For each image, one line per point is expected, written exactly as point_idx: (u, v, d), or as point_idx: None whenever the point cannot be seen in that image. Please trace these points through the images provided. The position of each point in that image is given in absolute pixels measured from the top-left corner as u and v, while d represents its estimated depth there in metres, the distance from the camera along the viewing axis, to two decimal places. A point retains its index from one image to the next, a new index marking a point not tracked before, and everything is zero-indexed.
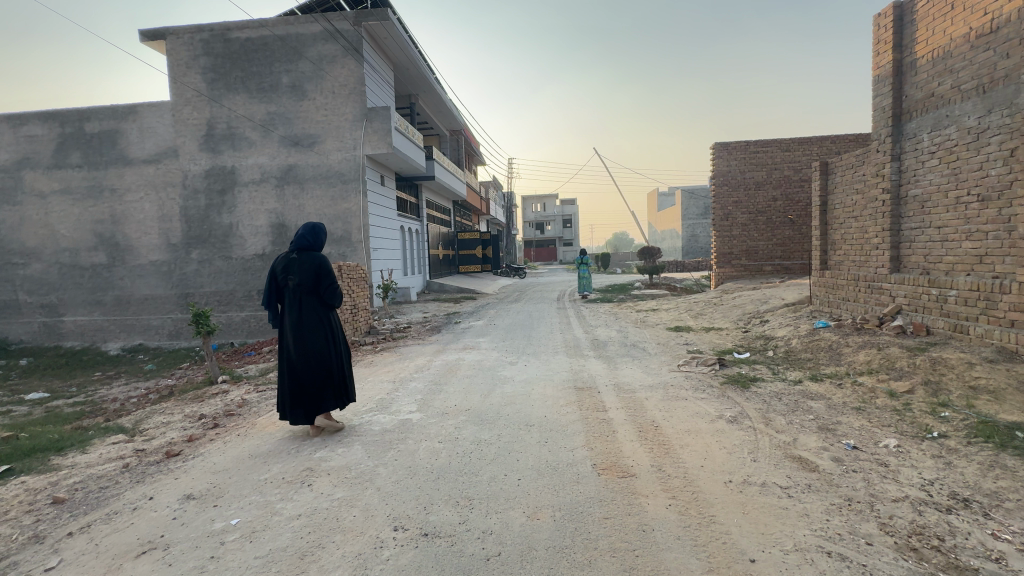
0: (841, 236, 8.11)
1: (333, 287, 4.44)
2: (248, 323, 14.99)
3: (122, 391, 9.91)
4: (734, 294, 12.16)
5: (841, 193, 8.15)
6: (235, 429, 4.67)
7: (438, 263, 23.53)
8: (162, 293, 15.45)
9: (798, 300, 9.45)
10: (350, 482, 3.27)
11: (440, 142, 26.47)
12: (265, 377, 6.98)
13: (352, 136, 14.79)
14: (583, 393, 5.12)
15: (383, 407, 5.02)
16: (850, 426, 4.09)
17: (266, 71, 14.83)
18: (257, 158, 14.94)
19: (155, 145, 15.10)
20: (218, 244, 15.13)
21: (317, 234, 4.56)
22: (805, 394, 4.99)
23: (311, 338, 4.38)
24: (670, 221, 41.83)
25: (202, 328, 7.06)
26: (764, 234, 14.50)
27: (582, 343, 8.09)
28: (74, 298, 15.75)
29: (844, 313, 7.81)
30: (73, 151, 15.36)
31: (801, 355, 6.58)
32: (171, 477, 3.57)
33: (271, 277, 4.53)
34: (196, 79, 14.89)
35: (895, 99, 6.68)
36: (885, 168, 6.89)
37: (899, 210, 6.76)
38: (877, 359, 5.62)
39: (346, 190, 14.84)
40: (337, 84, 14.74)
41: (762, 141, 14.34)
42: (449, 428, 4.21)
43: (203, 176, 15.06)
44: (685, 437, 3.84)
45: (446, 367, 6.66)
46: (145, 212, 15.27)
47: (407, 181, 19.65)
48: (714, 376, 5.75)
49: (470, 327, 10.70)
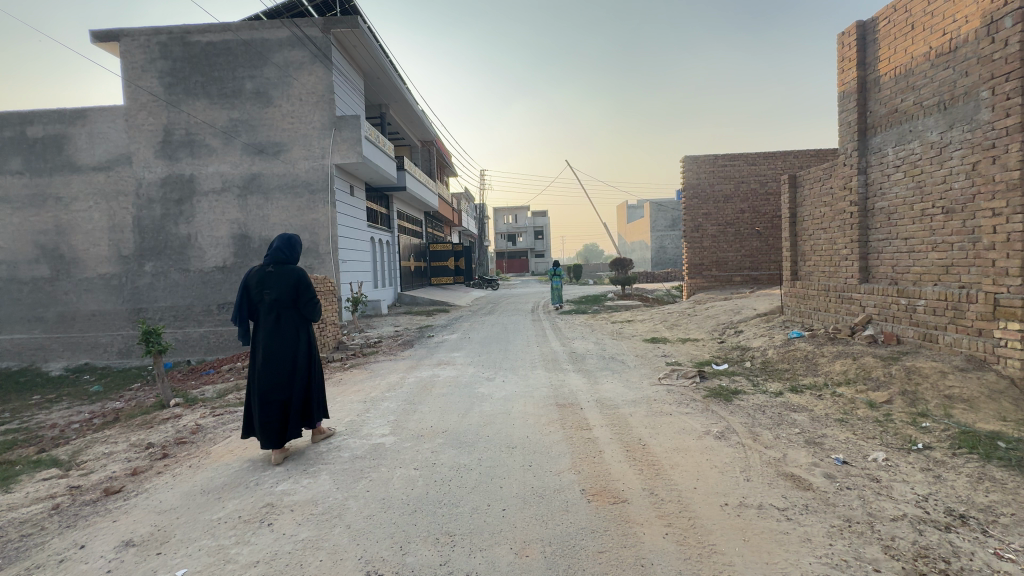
0: (811, 247, 8.28)
1: (313, 301, 4.24)
2: (206, 340, 14.17)
3: (62, 416, 9.09)
4: (707, 304, 12.28)
5: (809, 206, 8.33)
6: (188, 459, 4.23)
7: (410, 275, 23.07)
8: (111, 309, 14.46)
9: (770, 311, 9.57)
10: (317, 520, 2.95)
11: (411, 153, 26.14)
12: (224, 399, 6.48)
13: (320, 145, 14.35)
14: (565, 410, 4.92)
15: (353, 430, 4.67)
16: (836, 439, 4.03)
17: (228, 76, 14.26)
18: (218, 166, 14.28)
19: (106, 152, 14.24)
20: (175, 256, 14.31)
21: (293, 246, 4.34)
22: (787, 406, 4.94)
23: (287, 357, 4.15)
24: (640, 233, 42.54)
25: (153, 347, 6.52)
26: (733, 245, 14.80)
27: (560, 357, 7.92)
28: (12, 314, 14.56)
29: (816, 323, 7.92)
30: (13, 157, 14.31)
31: (778, 365, 6.59)
32: (108, 521, 3.14)
33: (243, 291, 4.23)
34: (152, 83, 14.19)
35: (860, 114, 6.88)
36: (852, 181, 7.06)
37: (866, 222, 6.93)
38: (853, 368, 5.66)
39: (313, 200, 14.34)
40: (304, 91, 14.31)
41: (729, 155, 14.71)
42: (425, 453, 3.91)
43: (159, 184, 14.27)
44: (674, 456, 3.68)
45: (420, 385, 6.33)
46: (94, 222, 14.33)
47: (377, 191, 19.23)
48: (695, 389, 5.66)
49: (443, 341, 10.38)
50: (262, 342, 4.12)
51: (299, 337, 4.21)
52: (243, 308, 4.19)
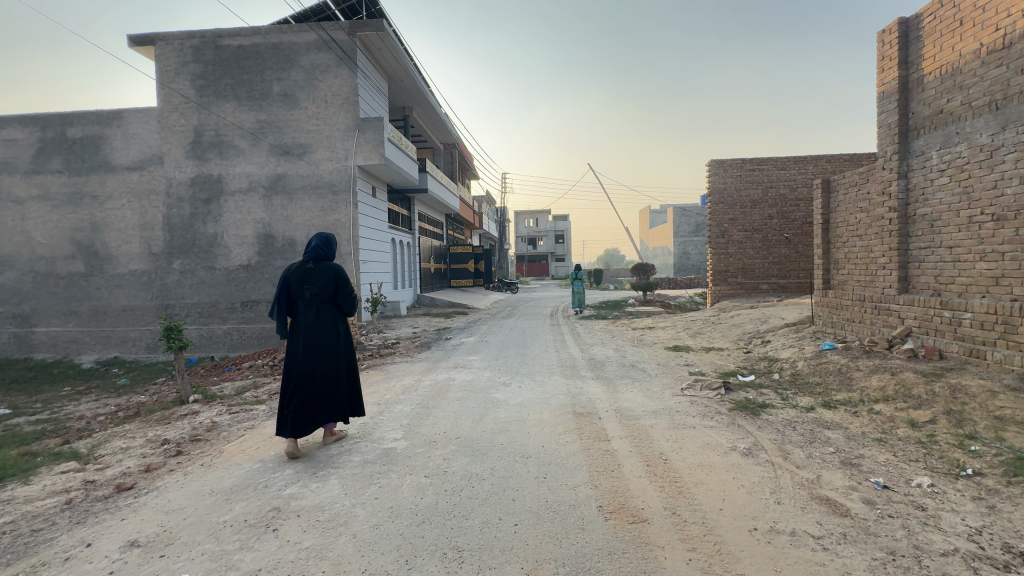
0: (845, 254, 7.91)
1: (350, 297, 4.57)
2: (230, 336, 14.53)
3: (89, 408, 9.33)
4: (732, 313, 11.90)
5: (844, 212, 7.97)
6: (200, 457, 4.21)
7: (430, 276, 23.16)
8: (141, 304, 14.87)
9: (799, 320, 9.17)
10: (323, 527, 2.85)
11: (434, 156, 26.29)
12: (241, 397, 6.51)
13: (343, 146, 14.50)
14: (582, 419, 4.74)
15: (365, 433, 4.59)
16: (874, 460, 3.76)
17: (257, 79, 14.55)
18: (245, 166, 14.57)
19: (140, 152, 14.68)
20: (202, 254, 14.63)
21: (329, 244, 4.64)
22: (819, 423, 4.66)
23: (325, 349, 4.41)
24: (663, 238, 41.91)
25: (174, 343, 6.59)
26: (760, 252, 14.35)
27: (578, 363, 7.73)
28: (49, 308, 15.13)
29: (850, 335, 7.54)
30: (54, 157, 14.89)
31: (808, 379, 6.27)
32: (117, 518, 3.12)
33: (282, 286, 4.46)
34: (185, 86, 14.59)
35: (901, 115, 6.53)
36: (892, 185, 6.69)
37: (907, 229, 6.56)
38: (892, 384, 5.32)
39: (336, 201, 14.48)
40: (330, 93, 14.49)
41: (757, 159, 14.29)
42: (436, 460, 3.79)
43: (188, 184, 14.63)
44: (698, 473, 3.47)
45: (436, 388, 6.23)
46: (127, 220, 14.77)
47: (399, 193, 19.36)
48: (720, 401, 5.40)
49: (461, 344, 10.29)
50: (303, 335, 4.36)
51: (337, 330, 4.49)
52: (283, 302, 4.41)
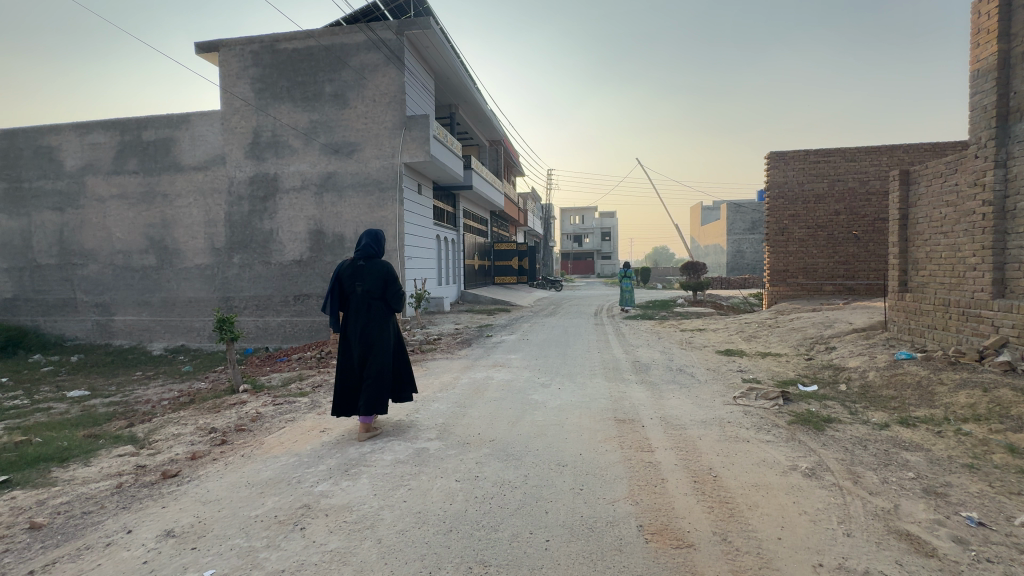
0: (926, 254, 7.11)
1: (399, 294, 4.66)
2: (284, 328, 15.24)
3: (156, 392, 9.99)
4: (792, 316, 11.08)
5: (926, 206, 7.16)
6: (242, 447, 4.31)
7: (474, 273, 23.26)
8: (204, 296, 15.82)
9: (870, 326, 8.36)
10: (349, 529, 2.78)
11: (480, 153, 26.38)
12: (286, 388, 6.68)
13: (390, 144, 14.75)
14: (624, 426, 4.46)
15: (400, 431, 4.52)
16: (964, 490, 3.27)
17: (310, 80, 15.05)
18: (299, 165, 15.14)
19: (205, 153, 15.59)
20: (259, 250, 15.35)
21: (379, 241, 4.77)
22: (896, 443, 4.15)
23: (375, 343, 4.58)
24: (716, 236, 40.08)
25: (225, 334, 6.86)
26: (824, 251, 13.32)
27: (622, 365, 7.41)
28: (126, 298, 16.41)
29: (930, 344, 6.78)
30: (131, 158, 16.12)
31: (881, 391, 5.66)
32: (158, 506, 3.20)
33: (336, 281, 4.68)
34: (245, 89, 15.34)
35: (1000, 96, 5.76)
36: (987, 175, 5.91)
37: (1004, 225, 5.78)
38: (984, 402, 4.68)
39: (383, 198, 14.76)
40: (378, 92, 14.77)
41: (823, 151, 13.25)
42: (469, 464, 3.66)
43: (247, 182, 15.39)
44: (753, 494, 3.14)
45: (473, 387, 6.12)
46: (193, 217, 15.75)
47: (444, 190, 19.53)
48: (778, 413, 4.95)
49: (501, 342, 10.17)
50: (355, 328, 4.58)
51: (387, 325, 4.65)
52: (337, 297, 4.65)
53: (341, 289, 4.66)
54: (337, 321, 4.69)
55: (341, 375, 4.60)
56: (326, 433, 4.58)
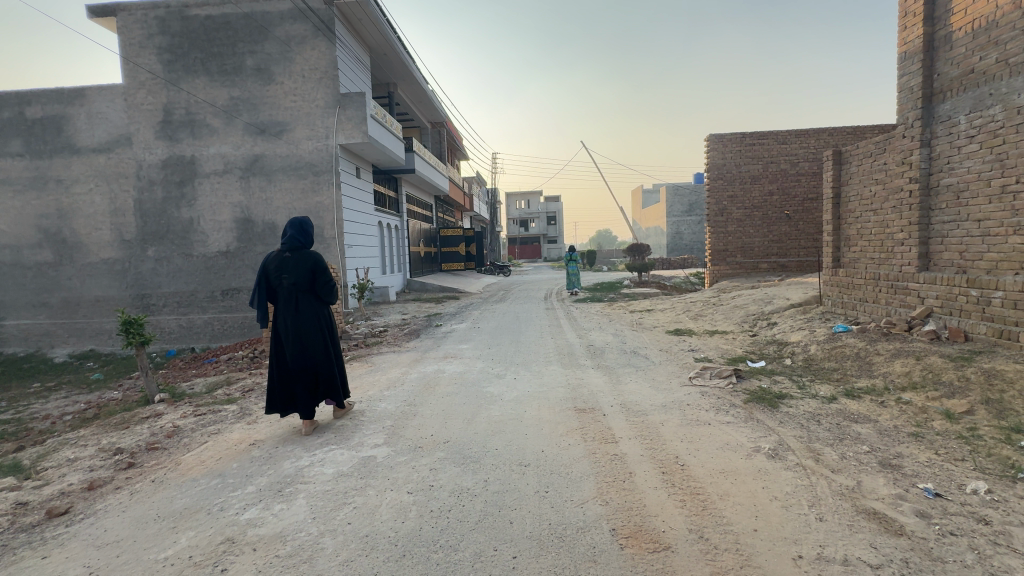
0: (857, 230, 7.47)
1: (330, 285, 4.29)
2: (211, 326, 13.95)
3: (57, 406, 8.76)
4: (733, 293, 11.46)
5: (856, 184, 7.50)
6: (155, 470, 3.70)
7: (420, 260, 22.51)
8: (115, 294, 14.15)
9: (805, 301, 8.75)
10: (281, 566, 2.36)
11: (422, 135, 25.40)
12: (212, 395, 5.97)
13: (323, 124, 13.70)
14: (585, 417, 4.26)
15: (343, 437, 4.06)
16: (916, 461, 3.34)
17: (228, 52, 13.62)
18: (220, 147, 13.75)
19: (106, 133, 13.81)
20: (177, 241, 13.88)
21: (306, 231, 4.36)
22: (845, 416, 4.24)
23: (307, 339, 4.21)
24: (656, 218, 41.38)
25: (134, 338, 6.00)
26: (760, 230, 13.92)
27: (576, 350, 7.28)
28: (18, 300, 14.39)
29: (862, 316, 7.15)
30: (14, 139, 14.01)
31: (824, 364, 5.86)
32: (37, 557, 2.60)
33: (263, 275, 4.30)
34: (150, 61, 13.64)
35: (925, 78, 6.01)
36: (914, 154, 6.20)
37: (928, 202, 6.11)
38: (918, 370, 4.92)
39: (317, 182, 13.74)
40: (307, 67, 13.62)
41: (758, 134, 13.74)
42: (421, 472, 3.30)
43: (159, 166, 13.80)
44: (722, 482, 3.03)
45: (423, 382, 5.73)
46: (96, 205, 13.96)
47: (385, 173, 18.59)
48: (733, 392, 4.97)
49: (452, 331, 9.79)
50: (283, 324, 4.19)
51: (319, 318, 4.27)
52: (263, 292, 4.28)
53: (268, 284, 4.28)
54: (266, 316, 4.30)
55: (276, 373, 4.27)
56: (257, 445, 4.04)
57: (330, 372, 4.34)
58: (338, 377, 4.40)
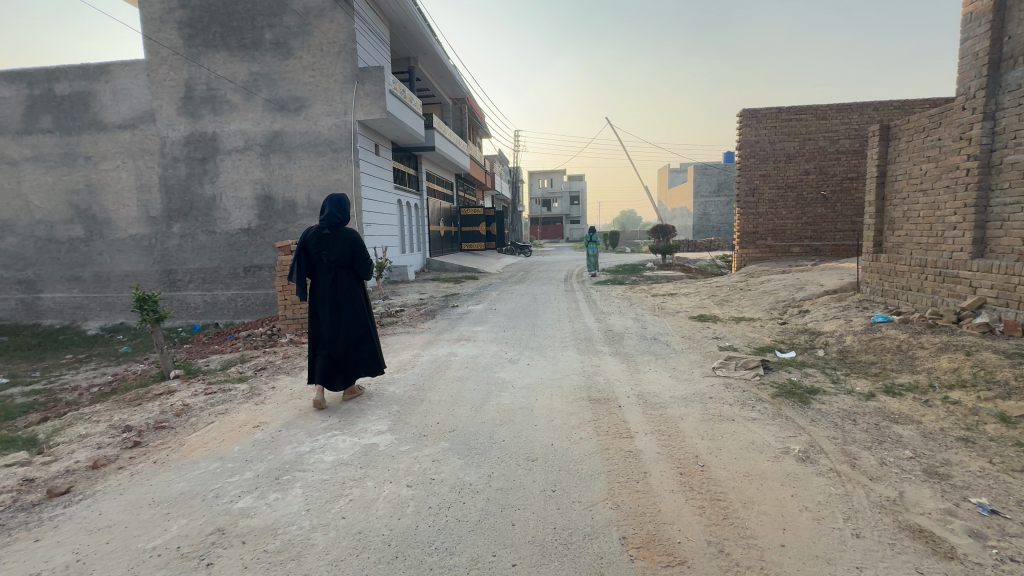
0: (904, 212, 6.90)
1: (365, 262, 4.74)
2: (234, 303, 14.16)
3: (85, 378, 9.00)
4: (762, 278, 10.93)
5: (905, 162, 6.91)
6: (159, 450, 3.66)
7: (439, 240, 22.38)
8: (142, 270, 14.46)
9: (841, 288, 8.24)
10: (268, 563, 2.24)
11: (443, 111, 24.97)
12: (225, 373, 5.96)
13: (342, 99, 13.48)
14: (599, 408, 4.04)
15: (347, 423, 3.93)
16: (966, 470, 3.02)
17: (247, 26, 13.44)
18: (240, 123, 13.71)
19: (131, 109, 13.92)
20: (201, 218, 14.02)
21: (344, 211, 4.84)
22: (884, 415, 3.90)
23: (343, 310, 4.65)
24: (682, 199, 40.24)
25: (148, 315, 6.01)
26: (793, 212, 13.21)
27: (593, 335, 7.03)
28: (53, 274, 14.88)
29: (904, 305, 6.66)
30: (45, 116, 14.31)
31: (861, 357, 5.47)
32: (29, 540, 2.56)
33: (303, 251, 4.73)
34: (171, 35, 13.57)
35: (993, 42, 5.39)
36: (974, 128, 5.61)
37: (988, 181, 5.55)
38: (967, 366, 4.51)
39: (336, 159, 13.61)
40: (326, 41, 13.35)
41: (795, 108, 12.93)
42: (423, 464, 3.14)
43: (182, 143, 13.88)
44: (745, 486, 2.78)
45: (434, 366, 5.58)
46: (123, 182, 14.19)
47: (405, 151, 18.36)
48: (760, 385, 4.66)
49: (468, 312, 9.63)
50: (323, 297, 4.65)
51: (355, 293, 4.73)
52: (303, 267, 4.72)
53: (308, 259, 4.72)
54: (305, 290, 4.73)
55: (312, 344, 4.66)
56: (260, 428, 3.95)
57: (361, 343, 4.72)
58: (369, 350, 4.75)
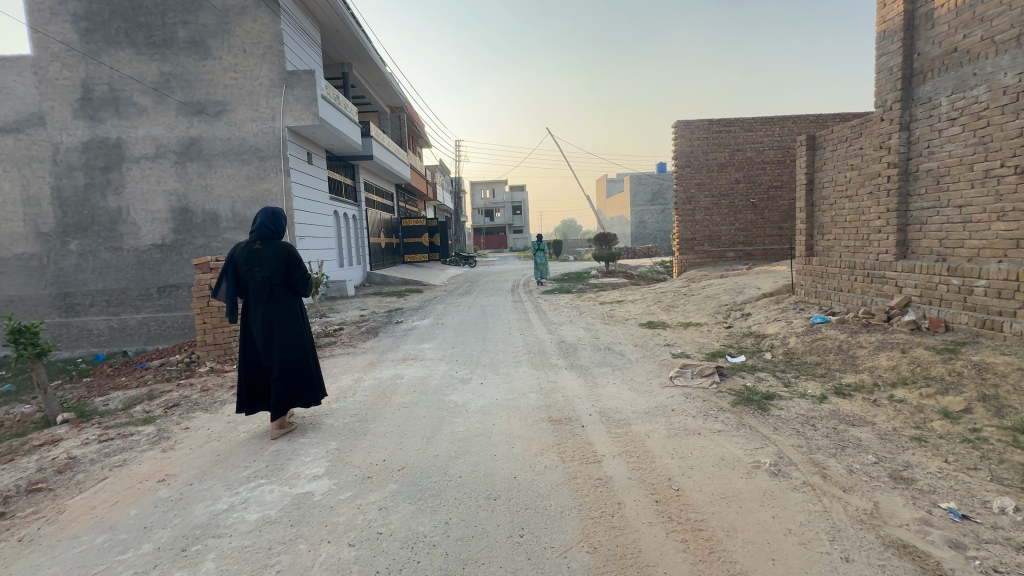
0: (832, 218, 7.29)
1: (303, 278, 4.22)
2: (147, 327, 12.63)
3: None
4: (703, 283, 11.26)
5: (831, 170, 7.32)
6: (27, 523, 2.93)
7: (380, 252, 21.49)
8: (31, 294, 12.58)
9: (777, 291, 8.59)
10: None
11: (380, 120, 24.18)
12: (128, 414, 5.09)
13: (269, 104, 12.56)
14: (562, 430, 3.77)
15: (277, 467, 3.39)
16: (926, 471, 3.02)
17: (156, 22, 12.20)
18: (150, 128, 12.38)
19: (14, 111, 12.16)
20: (104, 233, 12.44)
21: (278, 221, 4.31)
22: (840, 418, 3.92)
23: (279, 333, 4.15)
24: (620, 208, 41.66)
25: (26, 349, 5.05)
26: (727, 219, 13.83)
27: (547, 348, 6.79)
28: None
29: (837, 305, 7.00)
30: None
31: (806, 358, 5.61)
32: None
33: (232, 268, 4.22)
34: (64, 29, 12.04)
35: (905, 57, 5.78)
36: (892, 138, 5.99)
37: (907, 187, 5.91)
38: (905, 363, 4.70)
39: (263, 168, 12.63)
40: (249, 41, 12.40)
41: (725, 121, 13.59)
42: (369, 514, 2.69)
43: (80, 149, 12.31)
44: (725, 512, 2.59)
45: (378, 391, 5.07)
46: (4, 193, 12.33)
47: (340, 160, 17.47)
48: (718, 393, 4.59)
49: (413, 328, 9.11)
50: (257, 318, 4.16)
51: (292, 312, 4.22)
52: (233, 285, 4.22)
53: (237, 277, 4.20)
54: (237, 311, 4.24)
55: (245, 370, 4.19)
56: (167, 482, 3.30)
57: (300, 368, 4.24)
58: (310, 374, 4.27)
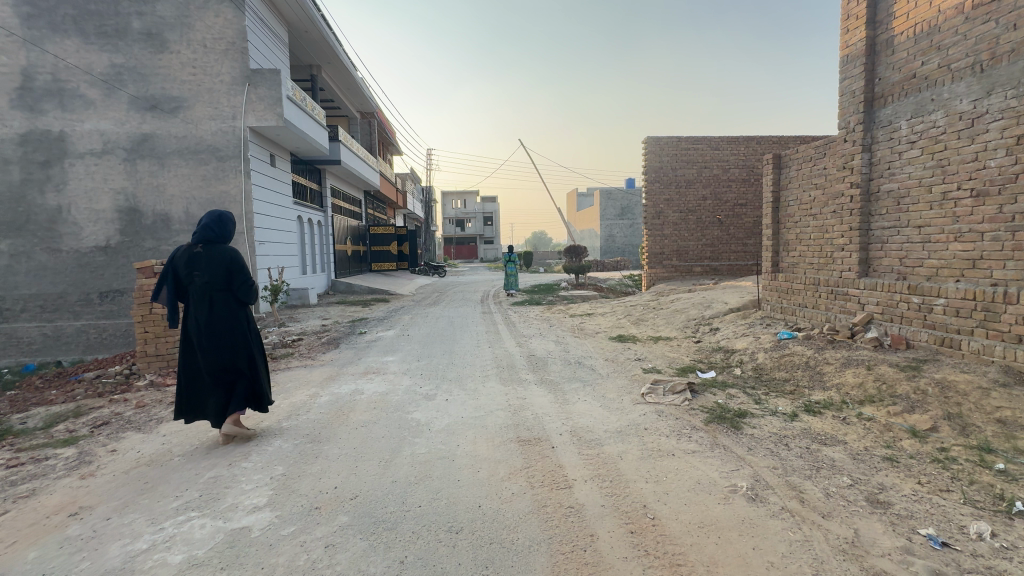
0: (797, 235, 7.43)
1: (249, 285, 3.89)
2: (85, 336, 11.68)
3: None
4: (672, 297, 11.34)
5: (796, 189, 7.49)
6: None
7: (346, 260, 20.86)
8: None
9: (744, 306, 8.70)
10: None
11: (349, 125, 23.68)
12: (47, 434, 4.54)
13: (230, 102, 12.01)
14: (531, 451, 3.55)
15: (212, 497, 3.01)
16: (901, 493, 2.96)
17: (108, 11, 11.48)
18: (98, 122, 11.59)
19: None
20: (40, 233, 11.47)
21: (225, 223, 3.95)
22: (812, 437, 3.86)
23: (222, 342, 3.84)
24: (590, 221, 42.22)
25: None
26: (694, 234, 14.06)
27: (517, 362, 6.56)
28: None
29: (802, 321, 7.10)
30: None
31: (775, 375, 5.60)
32: None
33: (171, 272, 3.85)
34: (3, 13, 11.17)
35: (866, 81, 5.96)
36: (855, 159, 6.15)
37: (869, 207, 6.05)
38: (871, 380, 4.72)
39: (222, 168, 12.02)
40: (210, 36, 11.85)
41: (693, 138, 13.88)
42: (313, 553, 2.39)
43: (16, 142, 11.37)
44: (704, 544, 2.41)
45: (334, 408, 4.72)
46: None
47: (306, 163, 16.91)
48: (690, 410, 4.47)
49: (377, 339, 8.72)
50: (195, 326, 3.78)
51: (237, 320, 3.88)
52: (171, 290, 3.85)
53: (176, 281, 3.84)
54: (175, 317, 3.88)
55: (182, 380, 3.83)
56: (80, 516, 2.88)
57: (246, 377, 3.95)
58: (257, 384, 3.99)
